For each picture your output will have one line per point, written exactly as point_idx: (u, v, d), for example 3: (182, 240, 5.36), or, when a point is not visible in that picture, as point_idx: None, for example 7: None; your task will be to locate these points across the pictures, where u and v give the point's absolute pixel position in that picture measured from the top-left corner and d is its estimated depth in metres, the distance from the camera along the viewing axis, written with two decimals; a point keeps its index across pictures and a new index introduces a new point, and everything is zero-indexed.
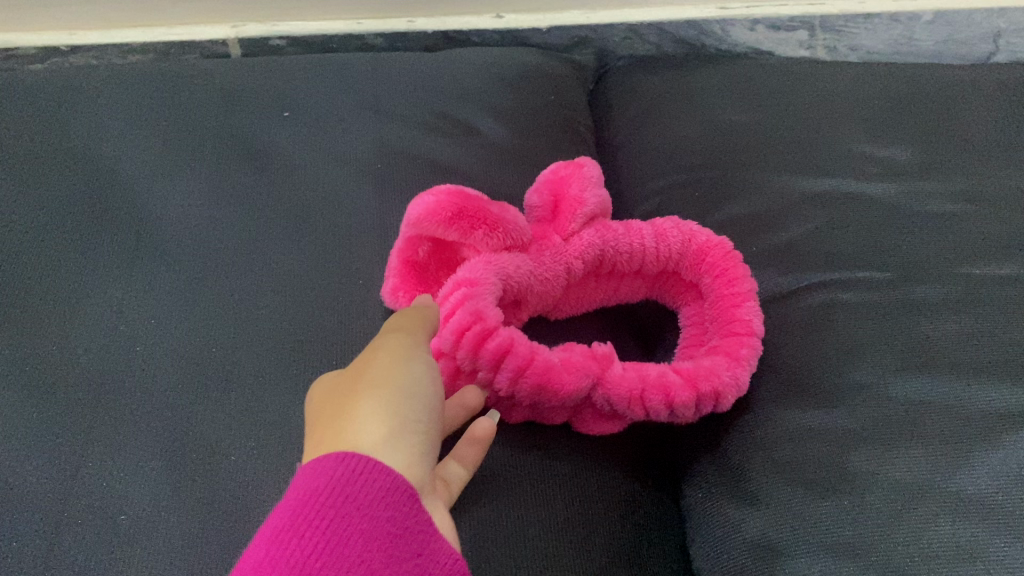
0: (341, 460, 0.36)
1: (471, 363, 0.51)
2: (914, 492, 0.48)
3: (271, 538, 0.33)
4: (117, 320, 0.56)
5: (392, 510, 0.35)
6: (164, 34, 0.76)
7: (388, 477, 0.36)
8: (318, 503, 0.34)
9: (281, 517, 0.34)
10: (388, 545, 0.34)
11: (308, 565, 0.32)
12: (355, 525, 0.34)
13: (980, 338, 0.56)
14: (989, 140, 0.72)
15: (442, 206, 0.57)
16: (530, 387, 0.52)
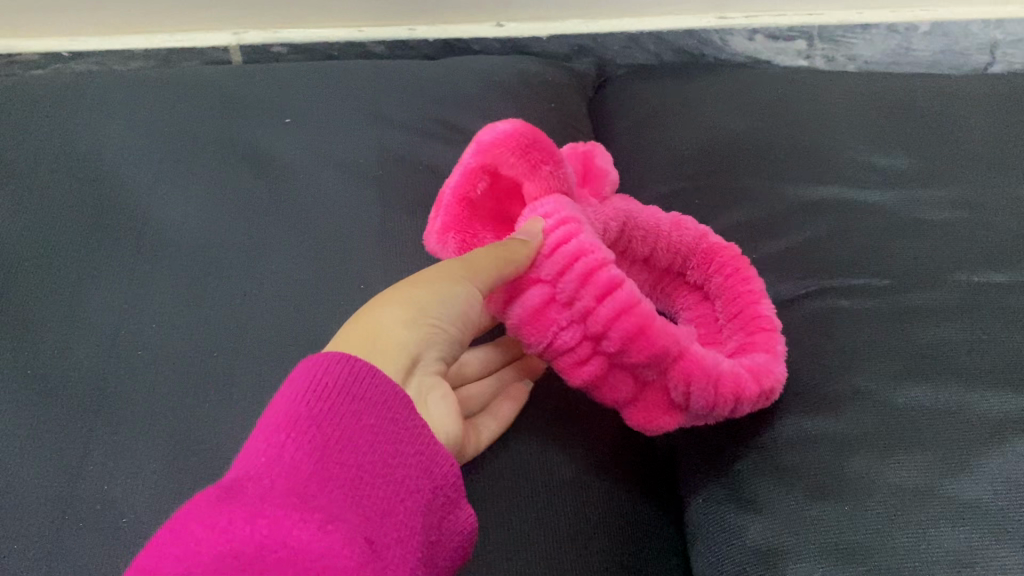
0: (345, 363, 0.38)
1: (571, 288, 0.44)
2: (914, 495, 0.44)
3: (289, 425, 0.35)
4: (119, 322, 0.57)
5: (394, 412, 0.38)
6: (167, 41, 0.81)
7: (387, 384, 0.38)
8: (328, 396, 0.37)
9: (292, 407, 0.36)
10: (395, 439, 0.37)
11: (325, 448, 0.35)
12: (365, 421, 0.37)
13: (991, 344, 0.50)
14: (1003, 142, 0.65)
15: (515, 137, 0.49)
16: (623, 337, 0.43)
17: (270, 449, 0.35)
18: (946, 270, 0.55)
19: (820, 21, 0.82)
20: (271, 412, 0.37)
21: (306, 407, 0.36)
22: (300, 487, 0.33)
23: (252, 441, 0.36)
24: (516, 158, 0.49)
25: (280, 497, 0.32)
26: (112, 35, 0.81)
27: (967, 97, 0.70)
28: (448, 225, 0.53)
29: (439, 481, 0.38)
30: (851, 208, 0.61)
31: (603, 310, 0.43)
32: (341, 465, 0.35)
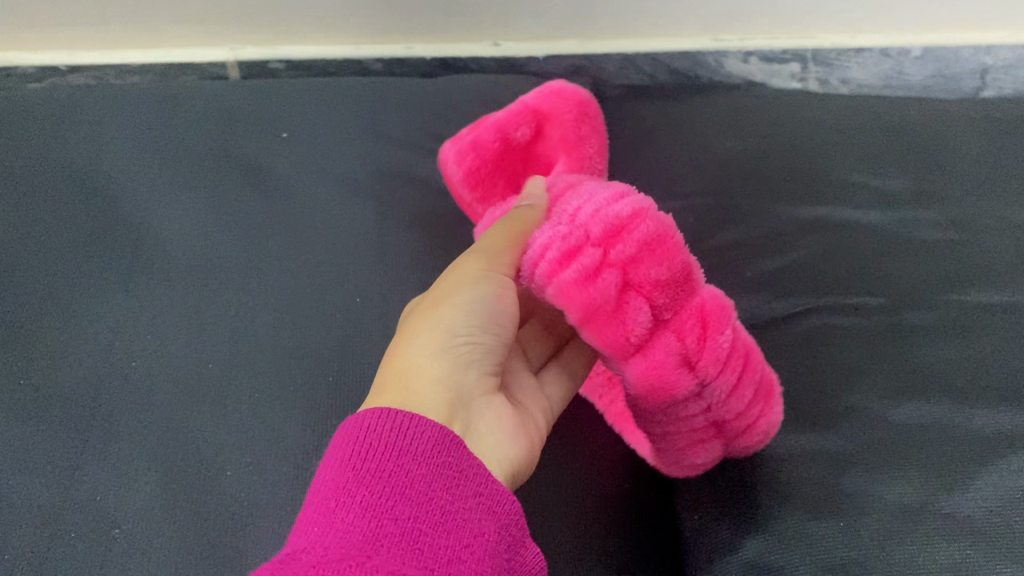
0: (387, 416, 0.36)
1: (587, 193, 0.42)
2: (909, 513, 0.44)
3: (336, 493, 0.34)
4: (114, 334, 0.57)
5: (447, 455, 0.36)
6: (164, 56, 0.82)
7: (436, 429, 0.37)
8: (373, 453, 0.35)
9: (338, 472, 0.35)
10: (450, 484, 0.35)
11: (381, 507, 0.33)
12: (415, 471, 0.35)
13: (984, 362, 0.50)
14: (995, 163, 0.65)
15: (571, 95, 0.56)
16: (633, 241, 0.39)
17: (320, 519, 0.33)
18: (938, 290, 0.56)
19: (812, 44, 0.83)
20: (317, 484, 0.35)
21: (352, 468, 0.35)
22: (359, 549, 0.31)
23: (301, 515, 0.34)
24: (570, 115, 0.56)
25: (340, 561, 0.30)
26: (109, 48, 0.81)
27: (958, 120, 0.70)
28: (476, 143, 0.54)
29: (505, 520, 0.36)
30: (843, 228, 0.62)
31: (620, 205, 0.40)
32: (397, 520, 0.33)
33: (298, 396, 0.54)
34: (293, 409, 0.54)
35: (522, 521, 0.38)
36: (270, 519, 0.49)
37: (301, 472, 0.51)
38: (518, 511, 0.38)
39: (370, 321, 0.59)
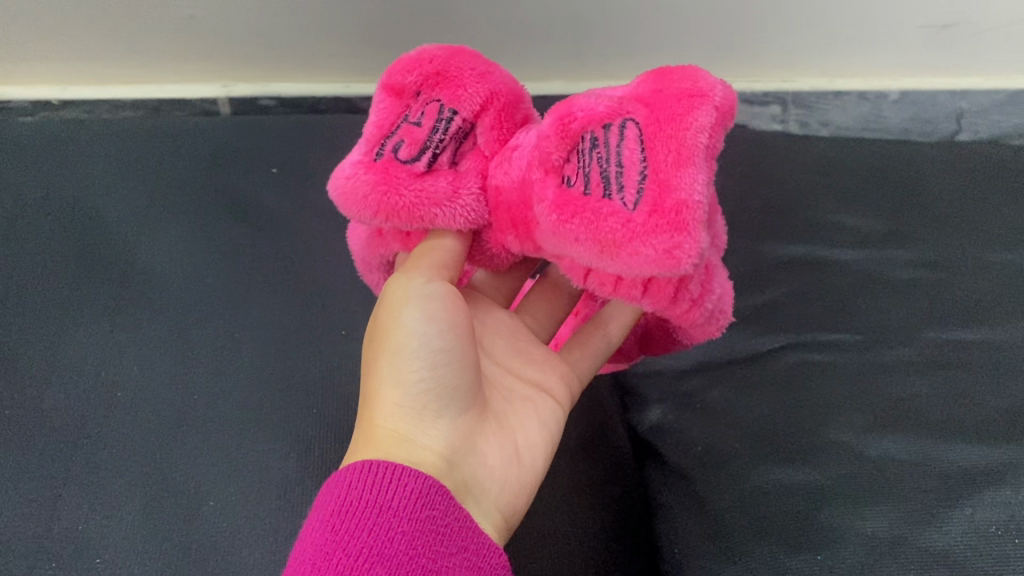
0: (370, 468, 0.35)
1: (626, 208, 0.35)
2: (886, 547, 0.45)
3: (317, 559, 0.32)
4: (100, 365, 0.57)
5: (430, 508, 0.34)
6: (156, 92, 0.83)
7: (417, 480, 0.35)
8: (355, 513, 0.33)
9: (319, 534, 0.33)
10: (434, 541, 0.34)
11: (359, 567, 0.32)
12: (399, 529, 0.33)
13: (959, 398, 0.51)
14: (970, 204, 0.67)
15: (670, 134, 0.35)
16: (724, 91, 0.35)
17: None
18: (915, 328, 0.57)
19: (793, 87, 0.84)
20: (297, 547, 0.33)
21: (333, 530, 0.33)
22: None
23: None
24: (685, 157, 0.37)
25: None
26: (101, 84, 0.82)
27: (934, 162, 0.72)
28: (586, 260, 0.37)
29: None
30: (822, 266, 0.63)
31: (691, 168, 0.34)
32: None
33: (284, 428, 0.55)
34: (278, 440, 0.54)
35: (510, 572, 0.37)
36: (251, 548, 0.49)
37: (284, 501, 0.51)
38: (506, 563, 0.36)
39: (355, 355, 0.60)
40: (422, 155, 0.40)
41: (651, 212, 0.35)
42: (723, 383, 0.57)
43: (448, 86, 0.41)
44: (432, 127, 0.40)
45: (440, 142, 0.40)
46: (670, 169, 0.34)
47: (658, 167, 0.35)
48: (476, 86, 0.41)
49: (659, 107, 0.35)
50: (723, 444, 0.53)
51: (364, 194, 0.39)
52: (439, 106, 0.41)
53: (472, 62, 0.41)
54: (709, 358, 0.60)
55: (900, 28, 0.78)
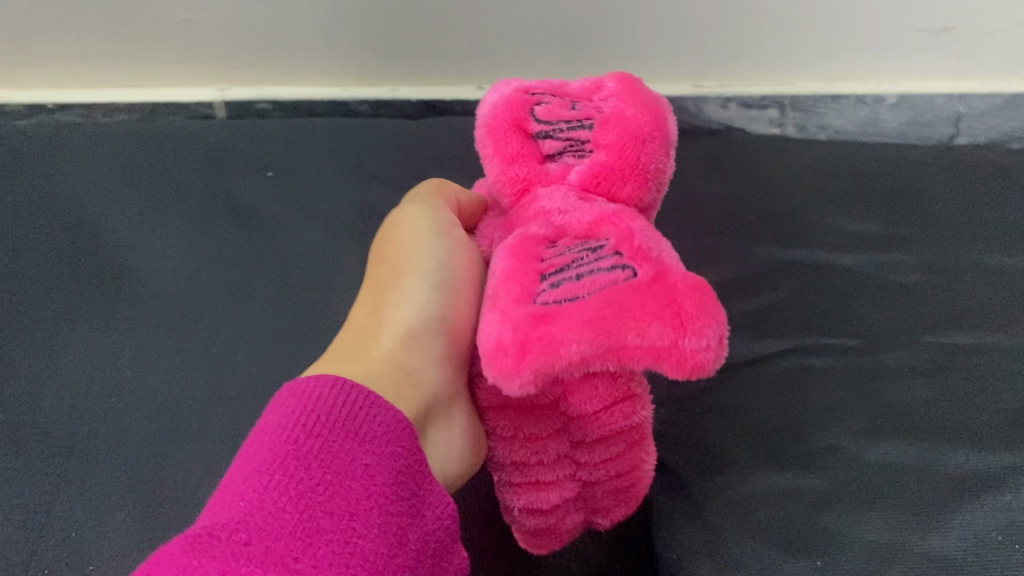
0: (337, 393, 0.35)
1: (586, 312, 0.35)
2: (885, 553, 0.45)
3: (270, 465, 0.31)
4: (94, 370, 0.57)
5: (392, 447, 0.35)
6: (151, 96, 0.83)
7: (384, 414, 0.36)
8: (317, 430, 0.33)
9: (275, 441, 0.32)
10: (389, 477, 0.34)
11: (317, 489, 0.31)
12: (356, 459, 0.33)
13: (960, 403, 0.51)
14: (969, 209, 0.67)
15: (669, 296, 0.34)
16: (705, 358, 0.34)
17: (250, 490, 0.30)
18: (914, 333, 0.57)
19: (791, 91, 0.83)
20: (250, 449, 0.33)
21: (292, 442, 0.33)
22: (286, 538, 0.29)
23: (228, 478, 0.32)
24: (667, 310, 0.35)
25: (262, 551, 0.28)
26: (97, 88, 0.82)
27: (934, 166, 0.71)
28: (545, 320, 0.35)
29: (431, 526, 0.35)
30: (821, 270, 0.63)
31: (653, 330, 0.34)
32: (331, 509, 0.31)
33: None
34: None
35: (453, 527, 0.37)
36: None
37: None
38: (449, 516, 0.37)
39: None
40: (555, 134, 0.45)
41: (592, 322, 0.35)
42: (720, 387, 0.57)
43: (608, 125, 0.44)
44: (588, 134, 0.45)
45: (569, 132, 0.45)
46: (636, 315, 0.34)
47: (630, 304, 0.35)
48: (617, 129, 0.43)
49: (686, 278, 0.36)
50: (720, 448, 0.53)
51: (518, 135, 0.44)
52: (588, 120, 0.45)
53: (648, 123, 0.43)
54: None
55: (898, 31, 0.78)
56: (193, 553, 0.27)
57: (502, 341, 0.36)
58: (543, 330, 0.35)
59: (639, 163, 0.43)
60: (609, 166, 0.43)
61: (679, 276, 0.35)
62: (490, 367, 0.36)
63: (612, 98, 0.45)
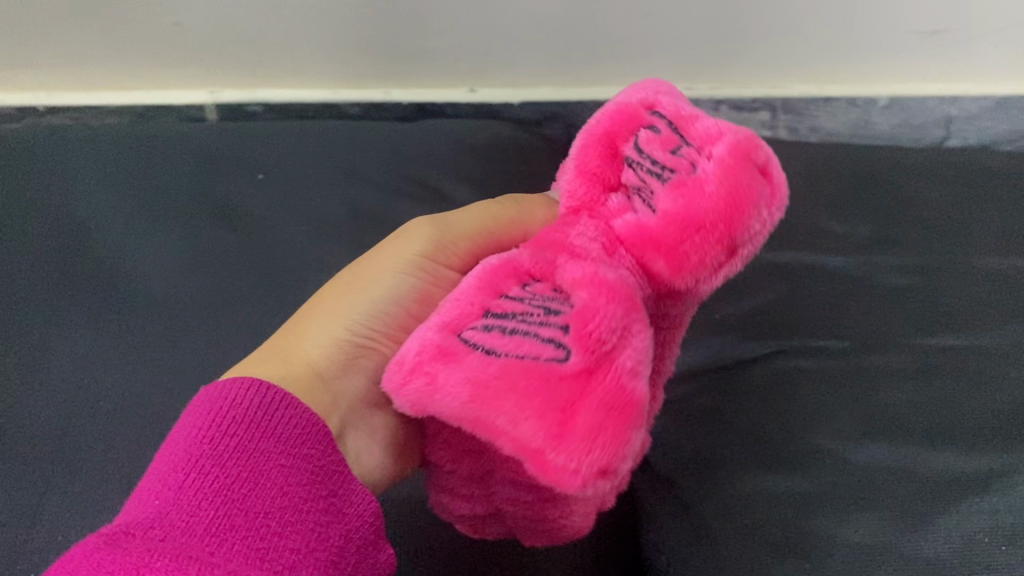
0: (255, 392, 0.36)
1: (476, 369, 0.32)
2: (871, 554, 0.45)
3: (186, 465, 0.33)
4: (82, 372, 0.57)
5: (311, 448, 0.35)
6: (142, 98, 0.83)
7: (303, 415, 0.36)
8: (235, 430, 0.34)
9: (192, 442, 0.34)
10: (307, 475, 0.34)
11: (230, 492, 0.32)
12: (273, 459, 0.34)
13: (948, 404, 0.51)
14: (958, 211, 0.67)
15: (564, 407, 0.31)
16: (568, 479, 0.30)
17: (166, 490, 0.32)
18: (903, 334, 0.57)
19: (782, 93, 0.84)
20: (169, 450, 0.34)
21: (207, 442, 0.34)
22: (199, 535, 0.30)
23: (150, 480, 0.33)
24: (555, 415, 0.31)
25: (177, 547, 0.30)
26: (87, 90, 0.82)
27: (922, 167, 0.72)
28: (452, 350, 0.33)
29: (354, 522, 0.36)
30: (810, 272, 0.63)
31: (524, 429, 0.31)
32: (244, 508, 0.32)
33: None
34: None
35: (381, 521, 0.38)
36: None
37: None
38: (377, 511, 0.37)
39: None
40: (634, 149, 0.39)
41: (478, 384, 0.32)
42: (709, 388, 0.57)
43: (692, 186, 0.37)
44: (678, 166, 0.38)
45: (651, 174, 0.38)
46: (518, 404, 0.31)
47: (519, 387, 0.32)
48: (690, 200, 0.36)
49: (611, 401, 0.31)
50: (708, 451, 0.53)
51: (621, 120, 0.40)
52: (677, 172, 0.38)
53: (723, 211, 0.36)
54: (695, 364, 0.59)
55: (890, 33, 0.78)
56: (109, 548, 0.29)
57: (406, 357, 0.34)
58: (436, 367, 0.33)
59: (681, 249, 0.36)
60: (655, 233, 0.37)
61: (591, 395, 0.31)
62: (388, 374, 0.34)
63: (718, 166, 0.37)
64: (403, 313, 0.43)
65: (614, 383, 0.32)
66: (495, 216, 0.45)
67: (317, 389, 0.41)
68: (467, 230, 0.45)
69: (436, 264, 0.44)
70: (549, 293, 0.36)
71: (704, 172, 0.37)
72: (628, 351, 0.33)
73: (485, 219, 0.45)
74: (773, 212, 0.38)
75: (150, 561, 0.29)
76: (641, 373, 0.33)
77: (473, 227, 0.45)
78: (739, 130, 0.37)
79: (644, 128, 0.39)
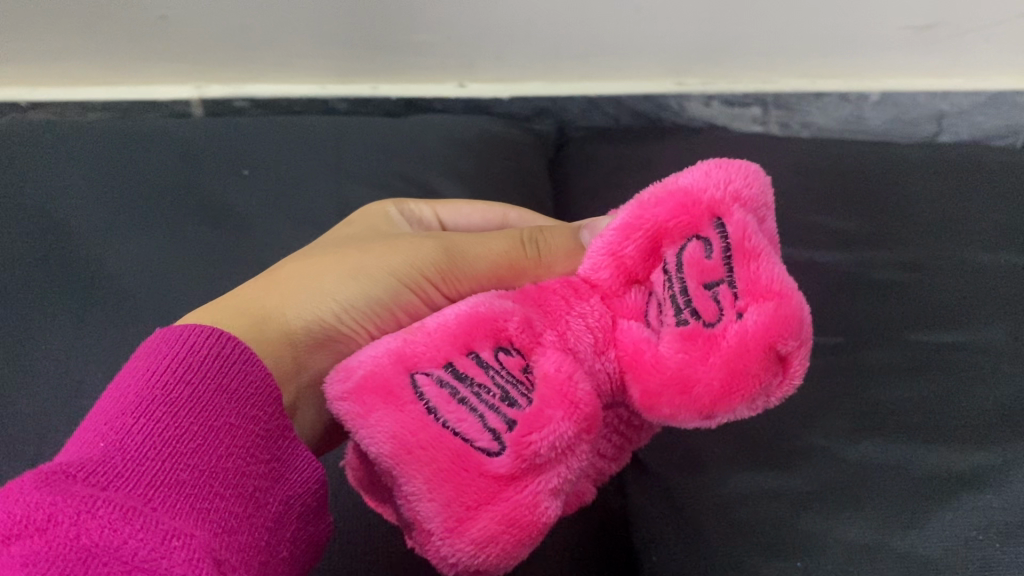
0: (215, 339, 0.33)
1: (408, 427, 0.30)
2: (864, 553, 0.44)
3: (133, 409, 0.30)
4: (64, 370, 0.56)
5: (259, 408, 0.33)
6: (128, 93, 0.82)
7: (256, 372, 0.34)
8: (187, 377, 0.32)
9: (143, 384, 0.31)
10: (256, 438, 0.32)
11: (176, 446, 0.30)
12: (225, 415, 0.32)
13: (941, 401, 0.51)
14: (948, 207, 0.66)
15: (459, 509, 0.30)
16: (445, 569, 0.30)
17: (112, 433, 0.29)
18: (895, 331, 0.56)
19: (773, 88, 0.83)
20: (117, 392, 0.31)
21: (161, 386, 0.31)
22: (142, 488, 0.28)
23: (89, 422, 0.31)
24: (455, 512, 0.29)
25: (122, 497, 0.27)
26: (72, 86, 0.81)
27: (914, 162, 0.71)
28: (397, 401, 0.31)
29: (297, 490, 0.33)
30: (801, 266, 0.63)
31: (427, 505, 0.30)
32: (191, 464, 0.30)
33: None
34: None
35: (323, 495, 0.35)
36: None
37: None
38: (321, 481, 0.35)
39: None
40: (675, 259, 0.34)
41: (405, 447, 0.30)
42: None
43: (701, 345, 0.32)
44: (716, 290, 0.32)
45: (688, 287, 0.33)
46: (428, 484, 0.30)
47: (437, 465, 0.30)
48: (691, 352, 0.32)
49: (509, 517, 0.30)
50: (701, 447, 0.52)
51: (678, 210, 0.33)
52: (699, 316, 0.32)
53: (714, 389, 0.31)
54: None
55: (880, 31, 0.78)
56: (48, 489, 0.26)
57: (357, 369, 0.33)
58: (373, 402, 0.31)
59: (655, 394, 0.32)
60: (650, 355, 0.33)
61: (502, 503, 0.30)
62: (333, 381, 0.33)
63: (742, 334, 0.31)
64: (390, 316, 0.43)
65: (528, 500, 0.30)
66: (511, 263, 0.45)
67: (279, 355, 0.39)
68: (477, 266, 0.45)
69: (433, 287, 0.44)
70: (519, 370, 0.33)
71: (728, 329, 0.31)
72: (560, 470, 0.31)
73: (501, 260, 0.45)
74: (776, 400, 0.32)
75: (94, 509, 0.26)
76: (561, 493, 0.31)
77: (487, 264, 0.45)
78: (795, 299, 0.30)
79: (702, 238, 0.33)
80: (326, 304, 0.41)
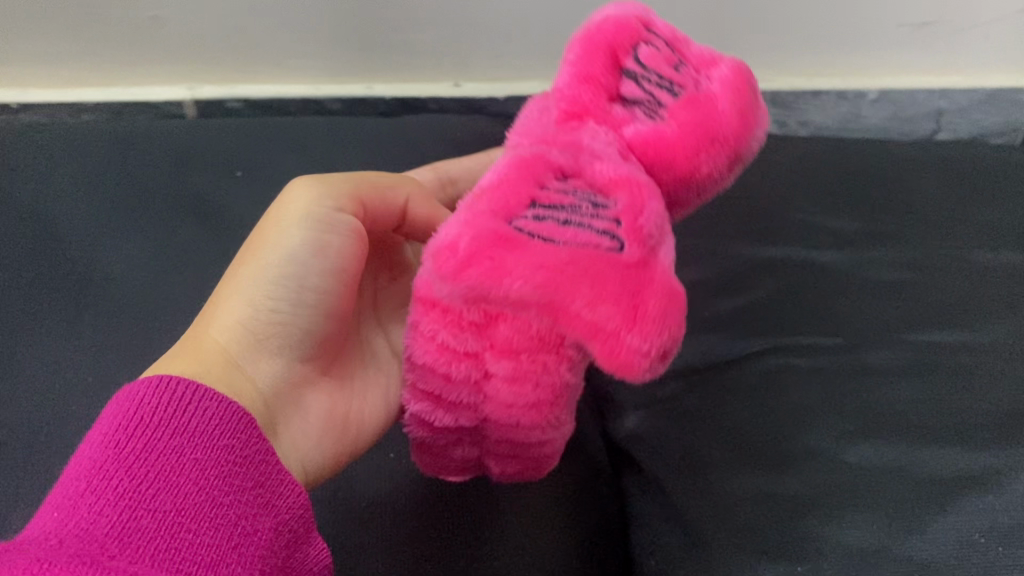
0: (164, 387, 0.34)
1: (545, 257, 0.33)
2: (866, 556, 0.44)
3: (92, 466, 0.31)
4: (54, 377, 0.55)
5: (230, 438, 0.34)
6: (119, 95, 0.81)
7: (216, 404, 0.35)
8: (145, 425, 0.33)
9: (100, 440, 0.32)
10: (230, 466, 0.34)
11: (144, 490, 0.31)
12: (191, 453, 0.33)
13: (943, 402, 0.50)
14: (948, 206, 0.66)
15: (630, 292, 0.32)
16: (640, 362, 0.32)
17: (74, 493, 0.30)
18: (895, 331, 0.56)
19: (771, 86, 0.82)
20: (77, 454, 0.33)
21: (119, 437, 0.32)
22: (110, 539, 0.29)
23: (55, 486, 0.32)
24: (626, 303, 0.32)
25: (88, 550, 0.28)
26: (63, 87, 0.80)
27: (912, 161, 0.71)
28: (513, 246, 0.33)
29: (282, 516, 0.36)
30: (800, 266, 0.62)
31: (602, 313, 0.32)
32: (160, 506, 0.31)
33: None
34: None
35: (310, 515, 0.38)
36: None
37: None
38: (304, 503, 0.37)
39: None
40: (636, 68, 0.41)
41: (549, 268, 0.32)
42: (699, 389, 0.55)
43: (701, 107, 0.39)
44: (671, 80, 0.40)
45: (654, 86, 0.40)
46: (591, 288, 0.32)
47: (592, 274, 0.32)
48: (695, 118, 0.39)
49: (664, 287, 0.33)
50: (701, 453, 0.52)
51: (616, 36, 0.41)
52: (680, 92, 0.40)
53: (730, 130, 0.39)
54: (683, 364, 0.58)
55: (879, 27, 0.77)
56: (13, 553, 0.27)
57: (454, 243, 0.34)
58: (496, 253, 0.33)
59: (692, 158, 0.39)
60: (670, 137, 0.39)
61: (653, 282, 0.32)
62: (438, 262, 0.34)
63: (712, 91, 0.40)
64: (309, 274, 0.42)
65: (665, 275, 0.33)
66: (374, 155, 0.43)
67: (235, 378, 0.40)
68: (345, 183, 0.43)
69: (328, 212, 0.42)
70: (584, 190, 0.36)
71: (703, 91, 0.40)
72: (666, 244, 0.35)
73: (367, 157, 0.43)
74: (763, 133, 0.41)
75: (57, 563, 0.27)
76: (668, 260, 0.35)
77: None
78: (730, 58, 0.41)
79: (640, 45, 0.41)
80: (239, 311, 0.41)
